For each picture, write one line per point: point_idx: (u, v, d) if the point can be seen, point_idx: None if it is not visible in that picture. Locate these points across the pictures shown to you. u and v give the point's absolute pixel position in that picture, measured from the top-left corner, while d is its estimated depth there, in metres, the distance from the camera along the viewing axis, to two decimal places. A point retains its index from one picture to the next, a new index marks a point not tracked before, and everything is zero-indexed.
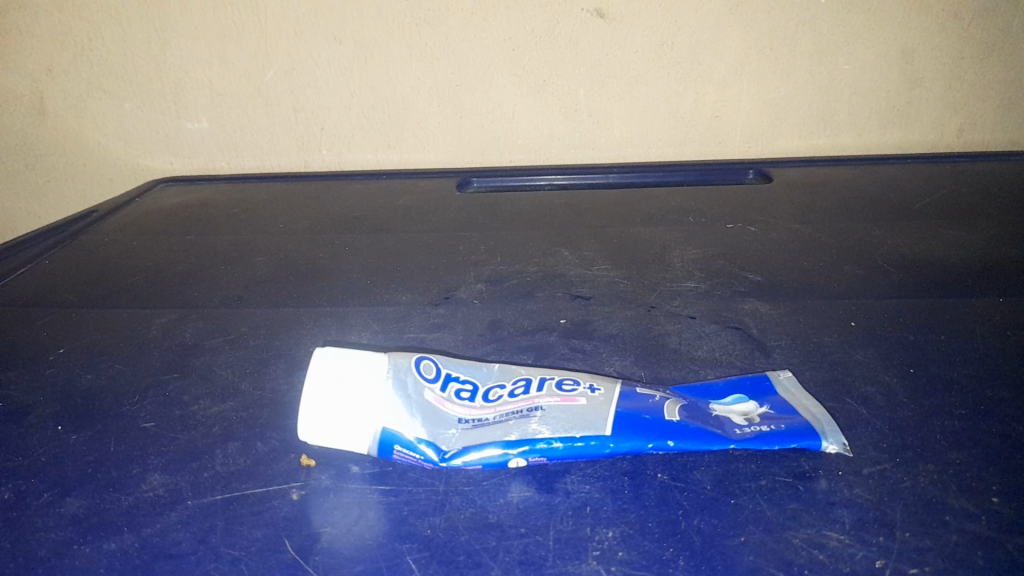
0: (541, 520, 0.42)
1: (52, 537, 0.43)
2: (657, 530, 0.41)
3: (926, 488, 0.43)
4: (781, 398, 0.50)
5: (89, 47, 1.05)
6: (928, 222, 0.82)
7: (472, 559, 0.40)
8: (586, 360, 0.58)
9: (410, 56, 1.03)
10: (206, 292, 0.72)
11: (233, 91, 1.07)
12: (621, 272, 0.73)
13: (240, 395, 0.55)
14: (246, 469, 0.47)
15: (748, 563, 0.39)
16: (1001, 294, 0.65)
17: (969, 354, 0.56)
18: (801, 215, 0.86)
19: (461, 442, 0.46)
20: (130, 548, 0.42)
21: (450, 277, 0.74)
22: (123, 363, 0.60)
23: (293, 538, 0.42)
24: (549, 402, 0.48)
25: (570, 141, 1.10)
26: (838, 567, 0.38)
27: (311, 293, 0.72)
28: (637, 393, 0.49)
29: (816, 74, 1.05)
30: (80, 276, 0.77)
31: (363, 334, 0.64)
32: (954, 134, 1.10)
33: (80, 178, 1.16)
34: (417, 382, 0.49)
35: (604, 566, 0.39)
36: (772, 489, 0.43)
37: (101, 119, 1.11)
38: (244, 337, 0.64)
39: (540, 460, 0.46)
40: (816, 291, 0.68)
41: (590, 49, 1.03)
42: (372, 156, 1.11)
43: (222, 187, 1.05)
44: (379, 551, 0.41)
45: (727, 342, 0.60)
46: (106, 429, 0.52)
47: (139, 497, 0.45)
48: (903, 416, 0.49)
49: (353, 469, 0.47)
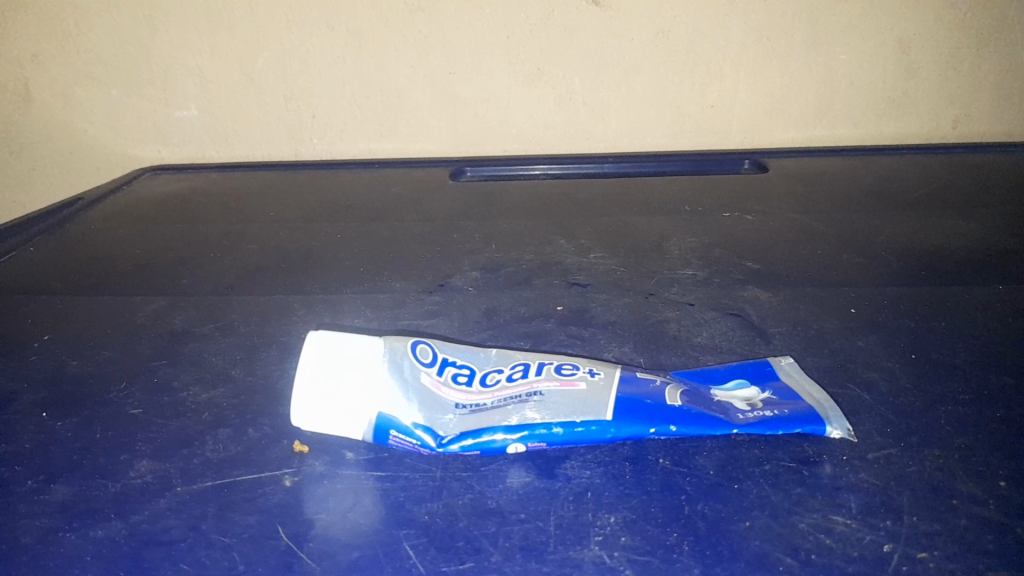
0: (542, 506, 0.41)
1: (38, 524, 0.41)
2: (661, 515, 0.40)
3: (933, 473, 0.42)
4: (783, 383, 0.49)
5: (77, 33, 1.03)
6: (926, 212, 0.82)
7: (472, 545, 0.39)
8: (585, 346, 0.57)
9: (404, 43, 1.02)
10: (197, 280, 0.71)
11: (223, 77, 1.05)
12: (618, 260, 0.73)
13: (232, 381, 0.54)
14: (238, 456, 0.46)
15: (754, 548, 0.38)
16: (1001, 282, 0.65)
17: (972, 341, 0.55)
18: (798, 204, 0.86)
19: (458, 427, 0.45)
20: (119, 535, 0.40)
21: (446, 265, 0.73)
22: (111, 350, 0.59)
23: (287, 524, 0.41)
24: (548, 387, 0.47)
25: (566, 131, 1.09)
26: (846, 552, 0.37)
27: (303, 281, 0.70)
28: (638, 378, 0.48)
29: (813, 63, 1.04)
30: (67, 264, 0.76)
31: (357, 321, 0.63)
32: (950, 126, 1.10)
33: (67, 168, 1.14)
34: (414, 366, 0.48)
35: (608, 552, 0.38)
36: (777, 475, 0.43)
37: (90, 106, 1.09)
38: (235, 324, 0.62)
39: (540, 446, 0.45)
40: (815, 280, 0.67)
41: (586, 38, 1.02)
42: (366, 146, 1.10)
43: (212, 176, 1.03)
44: (375, 538, 0.40)
45: (727, 329, 0.59)
46: (93, 416, 0.51)
47: (128, 484, 0.44)
48: (907, 402, 0.49)
49: (348, 455, 0.46)
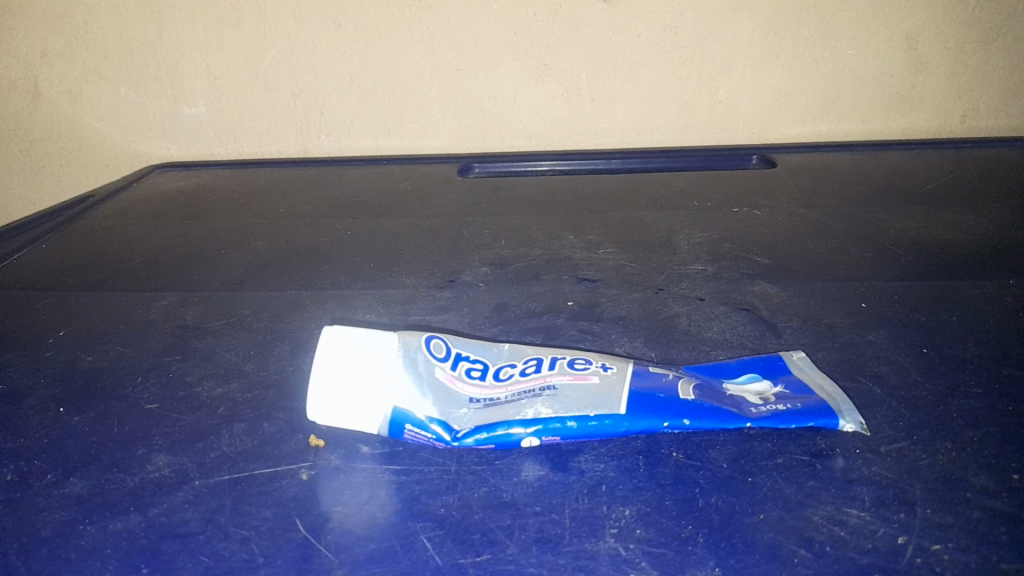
0: (556, 499, 0.42)
1: (56, 518, 0.42)
2: (674, 508, 0.41)
3: (945, 465, 0.43)
4: (795, 378, 0.49)
5: (84, 30, 1.04)
6: (934, 207, 0.82)
7: (487, 537, 0.39)
8: (595, 341, 0.58)
9: (410, 39, 1.02)
10: (207, 276, 0.71)
11: (231, 74, 1.05)
12: (627, 255, 0.73)
13: (245, 376, 0.54)
14: (254, 450, 0.46)
15: (768, 540, 0.38)
16: (1011, 276, 0.65)
17: (983, 335, 0.55)
18: (806, 199, 0.86)
19: (472, 421, 0.45)
20: (137, 528, 0.41)
21: (455, 261, 0.73)
22: (124, 345, 0.59)
23: (304, 517, 0.41)
24: (561, 381, 0.48)
25: (573, 127, 1.09)
26: (860, 544, 0.38)
27: (313, 277, 0.71)
28: (650, 372, 0.49)
29: (820, 58, 1.04)
30: (77, 261, 0.76)
31: (368, 316, 0.63)
32: (958, 121, 1.10)
33: (75, 165, 1.15)
34: (428, 361, 0.48)
35: (622, 545, 0.38)
36: (790, 468, 0.43)
37: (97, 104, 1.09)
38: (247, 320, 0.63)
39: (554, 439, 0.45)
40: (824, 274, 0.67)
41: (593, 34, 1.02)
42: (373, 142, 1.10)
43: (220, 173, 1.04)
44: (392, 530, 0.40)
45: (737, 324, 0.59)
46: (109, 411, 0.51)
47: (145, 477, 0.44)
48: (918, 396, 0.49)
49: (363, 449, 0.46)
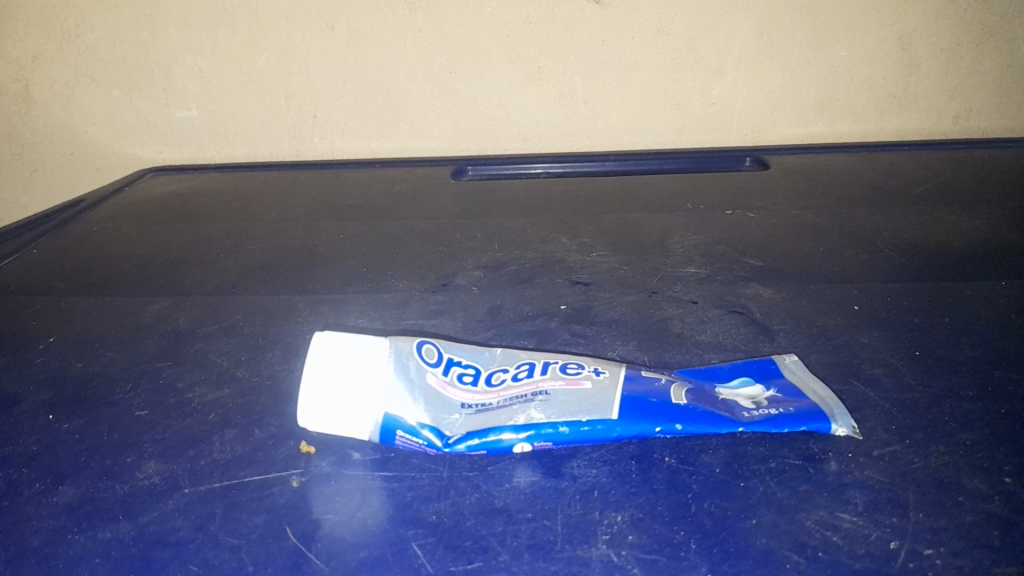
0: (548, 505, 0.41)
1: (46, 526, 0.41)
2: (667, 513, 0.40)
3: (938, 468, 0.42)
4: (788, 381, 0.49)
5: (77, 33, 1.03)
6: (928, 208, 0.82)
7: (479, 544, 0.39)
8: (589, 345, 0.58)
9: (404, 41, 1.02)
10: (199, 280, 0.71)
11: (223, 77, 1.05)
12: (621, 258, 0.73)
13: (237, 382, 0.54)
14: (245, 457, 0.46)
15: (761, 545, 0.38)
16: (1004, 278, 0.65)
17: (976, 338, 0.55)
18: (800, 201, 0.86)
19: (464, 427, 0.45)
20: (127, 536, 0.40)
21: (449, 264, 0.73)
22: (115, 351, 0.59)
23: (294, 524, 0.41)
24: (554, 386, 0.47)
25: (567, 129, 1.09)
26: (852, 549, 0.38)
27: (306, 281, 0.70)
28: (642, 376, 0.48)
29: (813, 61, 1.04)
30: (68, 266, 0.75)
31: (361, 320, 0.63)
32: (951, 122, 1.10)
33: (67, 168, 1.14)
34: (419, 366, 0.48)
35: (615, 550, 0.38)
36: (783, 472, 0.43)
37: (90, 107, 1.09)
38: (239, 325, 0.62)
39: (546, 445, 0.45)
40: (818, 276, 0.67)
41: (587, 36, 1.02)
42: (367, 145, 1.10)
43: (213, 176, 1.03)
44: (383, 538, 0.40)
45: (730, 327, 0.59)
46: (99, 417, 0.51)
47: (135, 485, 0.44)
48: (911, 399, 0.49)
49: (355, 455, 0.46)
